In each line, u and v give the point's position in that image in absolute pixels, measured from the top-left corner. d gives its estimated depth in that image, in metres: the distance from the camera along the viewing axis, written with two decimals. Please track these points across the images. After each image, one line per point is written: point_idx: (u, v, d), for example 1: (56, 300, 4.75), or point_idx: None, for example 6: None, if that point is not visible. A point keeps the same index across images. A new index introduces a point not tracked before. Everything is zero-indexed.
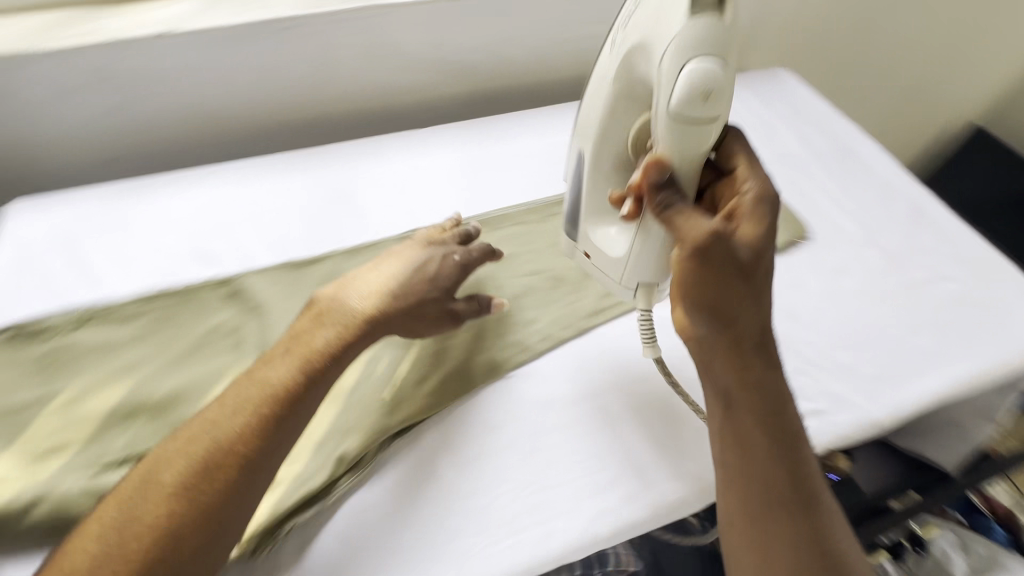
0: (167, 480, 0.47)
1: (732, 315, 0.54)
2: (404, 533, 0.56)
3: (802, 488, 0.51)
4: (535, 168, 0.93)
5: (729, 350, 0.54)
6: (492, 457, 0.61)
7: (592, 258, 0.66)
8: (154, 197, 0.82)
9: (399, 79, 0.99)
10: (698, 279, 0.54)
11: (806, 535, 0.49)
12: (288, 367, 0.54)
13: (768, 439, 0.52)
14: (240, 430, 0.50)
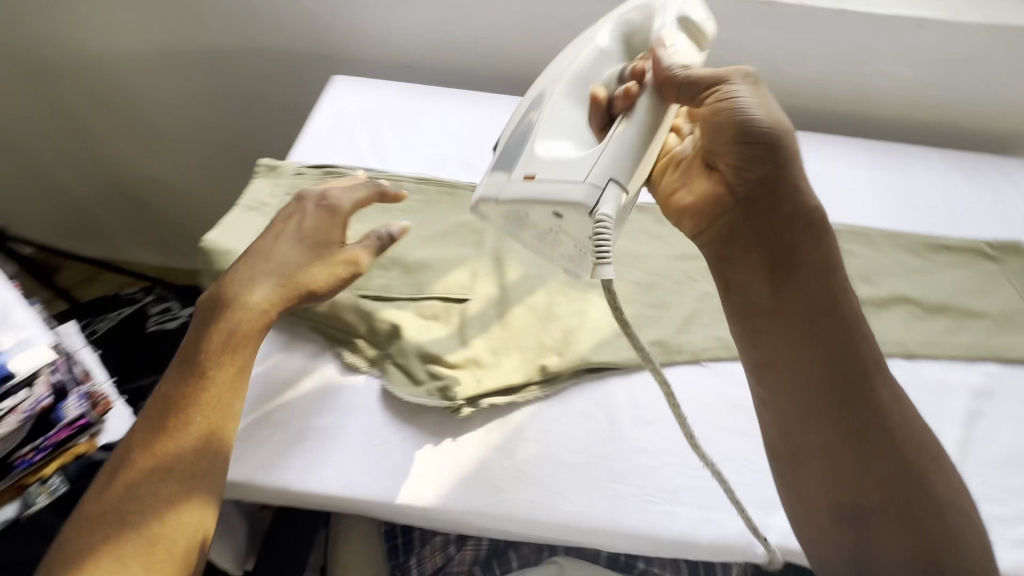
0: (174, 450, 0.49)
1: (759, 180, 0.50)
2: (453, 484, 0.53)
3: (873, 404, 0.48)
4: None
5: (770, 238, 0.51)
6: (537, 429, 0.56)
7: (511, 185, 0.50)
8: (363, 106, 0.84)
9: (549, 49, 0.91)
10: (732, 155, 0.51)
11: (888, 457, 0.47)
12: (235, 300, 0.55)
13: (825, 341, 0.49)
14: (213, 376, 0.52)
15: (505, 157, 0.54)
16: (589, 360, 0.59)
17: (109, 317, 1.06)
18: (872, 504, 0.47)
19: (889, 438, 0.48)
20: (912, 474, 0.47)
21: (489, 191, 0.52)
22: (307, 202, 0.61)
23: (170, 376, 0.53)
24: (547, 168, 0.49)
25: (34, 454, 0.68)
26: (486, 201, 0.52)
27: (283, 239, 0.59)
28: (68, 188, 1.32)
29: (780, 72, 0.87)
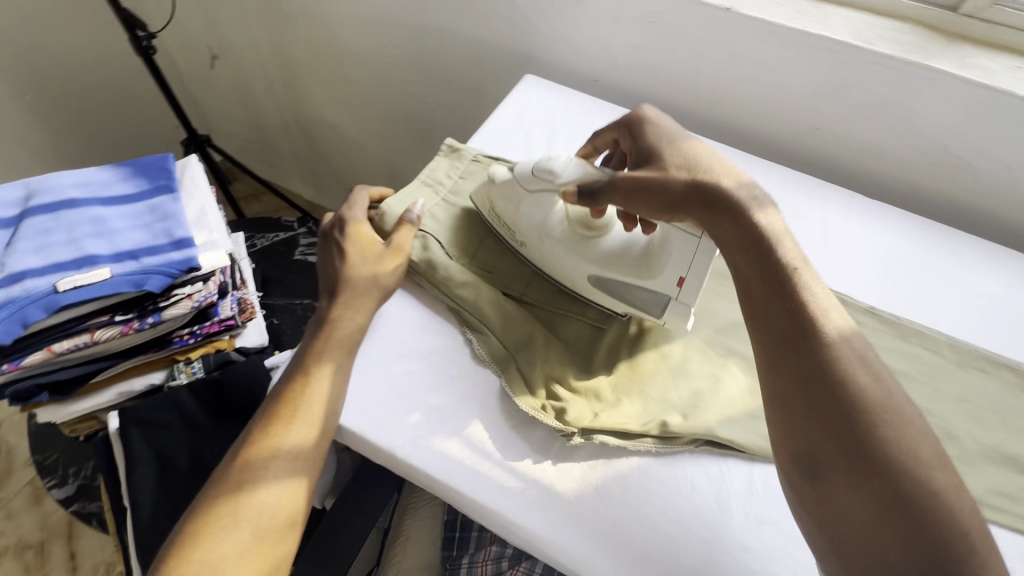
0: (285, 440, 0.52)
1: (690, 187, 0.54)
2: (538, 505, 0.52)
3: (832, 353, 0.44)
4: (857, 236, 0.74)
5: (717, 217, 0.53)
6: (633, 481, 0.53)
7: (683, 289, 0.58)
8: (541, 110, 0.85)
9: (743, 94, 0.84)
10: (676, 194, 0.54)
11: (853, 406, 0.42)
12: (339, 308, 0.59)
13: (776, 295, 0.47)
14: (318, 376, 0.55)
15: (629, 297, 0.61)
16: (713, 433, 0.55)
17: (268, 236, 1.19)
18: (835, 460, 0.41)
19: (854, 390, 0.42)
20: (884, 429, 0.41)
21: (678, 310, 0.59)
22: (332, 231, 0.64)
23: (281, 378, 0.57)
24: (679, 266, 0.58)
25: (189, 337, 0.79)
26: (675, 308, 0.59)
27: (331, 259, 0.63)
28: (265, 116, 1.51)
29: (1015, 181, 0.75)
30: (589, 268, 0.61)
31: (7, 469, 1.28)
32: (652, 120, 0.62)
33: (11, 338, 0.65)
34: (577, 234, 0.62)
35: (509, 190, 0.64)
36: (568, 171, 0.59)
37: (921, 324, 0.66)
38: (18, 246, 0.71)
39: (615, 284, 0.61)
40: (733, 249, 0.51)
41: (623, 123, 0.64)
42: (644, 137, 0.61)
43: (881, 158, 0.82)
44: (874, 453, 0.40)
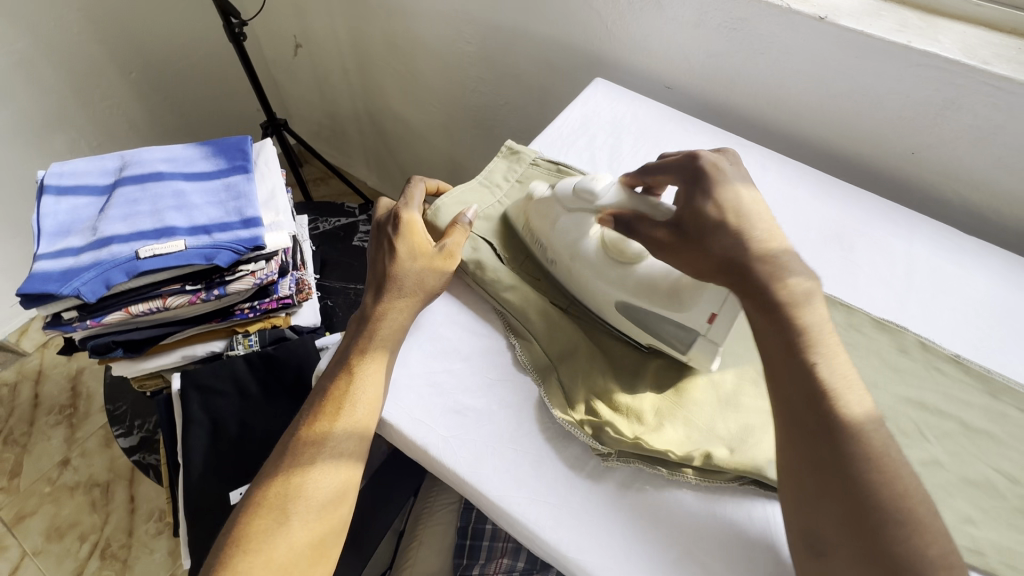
0: (331, 432, 0.52)
1: (724, 267, 0.50)
2: (565, 521, 0.50)
3: (845, 428, 0.43)
4: (946, 275, 0.67)
5: (743, 286, 0.50)
6: (669, 509, 0.51)
7: (714, 326, 0.53)
8: (606, 114, 0.83)
9: (824, 110, 0.79)
10: (705, 266, 0.51)
11: (860, 488, 0.41)
12: (384, 307, 0.58)
13: (790, 366, 0.46)
14: (363, 372, 0.55)
15: (659, 330, 0.56)
16: (760, 472, 0.51)
17: (330, 220, 1.23)
18: (840, 542, 0.41)
19: (864, 471, 0.41)
20: (890, 510, 0.40)
21: (708, 347, 0.54)
22: (385, 226, 0.62)
23: (325, 374, 0.57)
24: (710, 301, 0.53)
25: (249, 311, 0.84)
26: (702, 346, 0.54)
27: (380, 257, 0.61)
28: (338, 104, 1.57)
29: None
30: (617, 294, 0.58)
31: (85, 412, 1.41)
32: (715, 180, 0.53)
33: (95, 297, 0.71)
34: (608, 261, 0.59)
35: (549, 207, 0.63)
36: (608, 197, 0.58)
37: (1011, 378, 0.59)
38: (109, 212, 0.77)
39: (643, 316, 0.57)
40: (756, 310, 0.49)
41: (680, 171, 0.55)
42: (697, 198, 0.53)
43: (982, 191, 0.74)
44: (885, 537, 0.39)
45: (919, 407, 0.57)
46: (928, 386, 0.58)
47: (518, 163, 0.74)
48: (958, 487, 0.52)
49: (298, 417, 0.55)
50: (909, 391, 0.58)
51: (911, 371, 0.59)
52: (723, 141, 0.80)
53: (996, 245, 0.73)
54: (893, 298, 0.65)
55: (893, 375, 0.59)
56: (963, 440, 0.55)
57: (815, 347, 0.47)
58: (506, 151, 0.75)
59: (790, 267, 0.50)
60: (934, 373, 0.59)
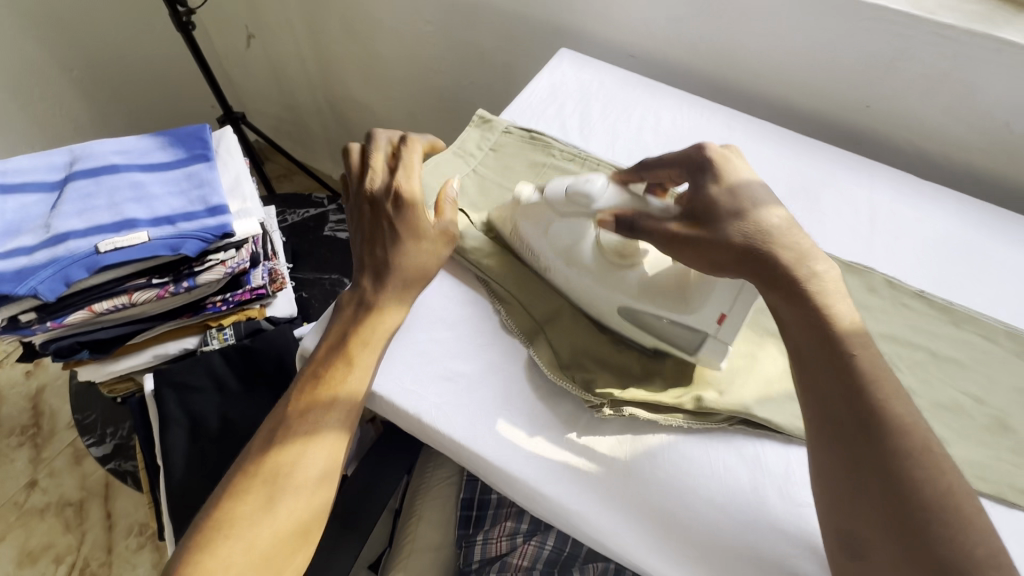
0: (324, 420, 0.51)
1: (738, 254, 0.48)
2: (565, 475, 0.51)
3: (885, 424, 0.41)
4: (908, 218, 0.70)
5: (765, 277, 0.48)
6: (665, 456, 0.52)
7: (723, 327, 0.52)
8: (574, 83, 0.83)
9: (784, 69, 0.81)
10: (722, 257, 0.49)
11: (901, 486, 0.39)
12: (383, 288, 0.56)
13: (822, 362, 0.45)
14: (361, 361, 0.53)
15: (661, 328, 0.55)
16: (749, 412, 0.53)
17: (298, 211, 1.20)
18: (881, 541, 0.39)
19: (906, 467, 0.40)
20: (936, 506, 0.38)
21: (717, 347, 0.53)
22: (382, 199, 0.58)
23: (316, 356, 0.55)
24: (721, 302, 0.52)
25: (222, 304, 0.82)
26: (713, 346, 0.53)
27: (380, 230, 0.58)
28: (297, 95, 1.52)
29: None
30: (618, 299, 0.56)
31: (50, 431, 1.34)
32: (722, 168, 0.52)
33: (54, 296, 0.67)
34: (608, 266, 0.57)
35: (539, 209, 0.59)
36: (606, 198, 0.54)
37: (971, 308, 0.62)
38: (62, 208, 0.73)
39: (645, 317, 0.55)
40: (788, 305, 0.47)
41: (683, 162, 0.54)
42: (706, 188, 0.51)
43: (934, 138, 0.77)
44: (934, 535, 0.37)
45: (891, 340, 0.60)
46: (898, 320, 0.61)
47: (489, 133, 0.74)
48: (930, 410, 0.55)
49: (285, 399, 0.53)
50: (881, 327, 0.60)
51: (882, 308, 0.62)
52: (689, 105, 0.81)
53: (951, 189, 0.77)
54: (860, 243, 0.68)
55: (866, 313, 0.61)
56: (933, 368, 0.58)
57: (850, 340, 0.45)
58: (476, 123, 0.75)
59: (813, 256, 0.48)
60: (903, 308, 0.62)
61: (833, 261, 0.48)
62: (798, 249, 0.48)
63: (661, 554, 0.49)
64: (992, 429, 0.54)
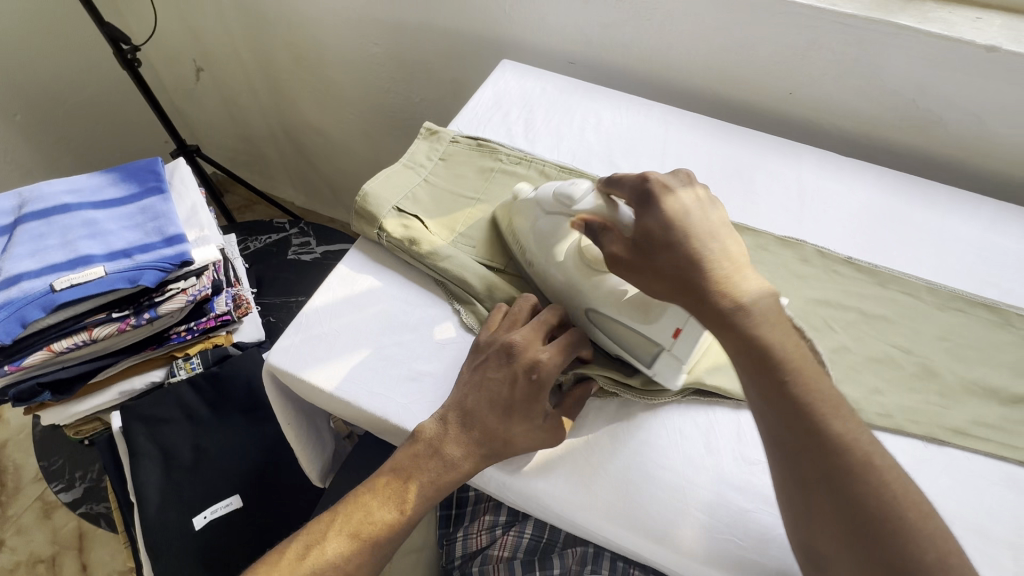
0: (377, 533, 0.51)
1: (672, 284, 0.49)
2: (532, 462, 0.55)
3: (830, 445, 0.43)
4: (833, 191, 0.75)
5: (702, 313, 0.48)
6: (627, 434, 0.56)
7: (678, 342, 0.53)
8: (517, 90, 0.87)
9: (710, 65, 0.86)
10: (658, 286, 0.50)
11: (850, 503, 0.41)
12: (466, 451, 0.52)
13: (765, 389, 0.45)
14: (410, 514, 0.51)
15: (623, 338, 0.57)
16: (700, 382, 0.57)
17: (260, 238, 1.20)
18: (838, 555, 0.42)
19: (851, 485, 0.42)
20: (884, 512, 0.41)
21: (671, 363, 0.54)
22: (517, 361, 0.53)
23: (376, 482, 0.52)
24: (675, 316, 0.53)
25: (186, 333, 0.81)
26: (668, 360, 0.54)
27: (506, 398, 0.52)
28: (252, 124, 1.53)
29: (984, 131, 0.77)
30: (587, 301, 0.58)
31: (15, 487, 1.29)
32: (663, 199, 0.51)
33: (11, 338, 0.66)
34: (584, 266, 0.59)
35: (532, 207, 0.63)
36: (585, 203, 0.58)
37: (894, 268, 0.68)
38: (14, 251, 0.72)
39: (615, 326, 0.57)
40: (725, 336, 0.47)
41: (632, 190, 0.53)
42: (645, 218, 0.51)
43: (850, 117, 0.83)
44: (886, 548, 0.40)
45: (826, 304, 0.64)
46: (830, 286, 0.66)
47: (438, 144, 0.77)
48: (864, 365, 0.60)
49: (329, 517, 0.52)
50: (816, 293, 0.65)
51: (815, 275, 0.67)
52: (627, 104, 0.86)
53: (870, 163, 0.83)
54: (791, 219, 0.73)
55: (800, 281, 0.66)
56: (865, 326, 0.63)
57: (787, 363, 0.45)
58: (425, 135, 0.77)
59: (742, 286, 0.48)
60: (833, 275, 0.67)
61: (766, 283, 0.48)
62: (734, 276, 0.48)
63: (627, 523, 0.52)
64: (920, 375, 0.59)
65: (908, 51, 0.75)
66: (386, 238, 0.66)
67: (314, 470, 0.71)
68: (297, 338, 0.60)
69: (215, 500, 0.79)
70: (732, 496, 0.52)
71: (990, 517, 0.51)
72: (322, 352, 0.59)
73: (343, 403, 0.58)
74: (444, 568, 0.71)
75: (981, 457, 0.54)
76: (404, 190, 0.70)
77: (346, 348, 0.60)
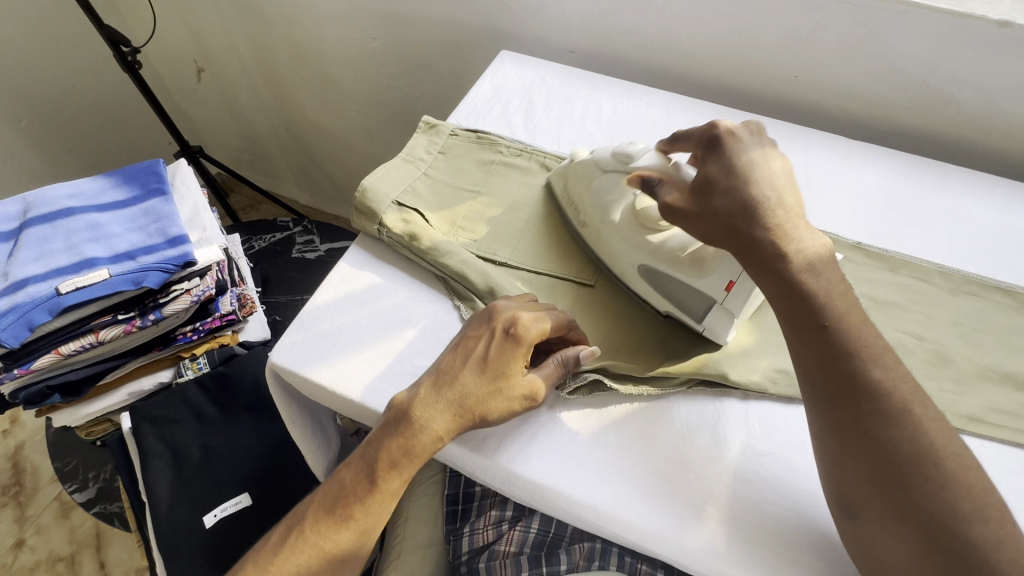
0: (353, 509, 0.50)
1: (724, 228, 0.49)
2: (540, 432, 0.55)
3: (865, 389, 0.43)
4: (840, 176, 0.73)
5: (751, 258, 0.48)
6: (627, 414, 0.56)
7: (732, 294, 0.56)
8: (516, 81, 0.86)
9: (712, 52, 0.85)
10: (710, 229, 0.50)
11: (880, 449, 0.42)
12: (437, 416, 0.50)
13: (811, 329, 0.45)
14: (386, 484, 0.50)
15: (675, 293, 0.59)
16: (703, 372, 0.57)
17: (265, 237, 1.20)
18: (869, 500, 0.42)
19: (881, 431, 0.42)
20: (917, 463, 0.41)
21: (722, 315, 0.57)
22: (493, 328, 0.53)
23: (354, 457, 0.52)
24: (729, 270, 0.55)
25: (192, 333, 0.82)
26: (720, 314, 0.57)
27: (477, 358, 0.52)
28: (254, 124, 1.53)
29: (999, 109, 0.75)
30: (642, 260, 0.60)
31: (33, 487, 1.31)
32: (731, 144, 0.51)
33: (19, 342, 0.67)
34: (638, 226, 0.60)
35: (588, 167, 0.65)
36: (646, 159, 0.58)
37: (903, 252, 0.66)
38: (19, 256, 0.73)
39: (664, 283, 0.59)
40: (768, 281, 0.47)
41: (700, 140, 0.54)
42: (709, 164, 0.51)
43: (857, 99, 0.81)
44: (914, 494, 0.40)
45: None
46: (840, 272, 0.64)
47: (438, 135, 0.76)
48: None
49: (313, 496, 0.52)
50: None
51: None
52: (628, 92, 0.84)
53: (879, 146, 0.81)
54: None
55: None
56: (875, 312, 0.61)
57: (829, 308, 0.45)
58: (426, 128, 0.77)
59: (797, 231, 0.48)
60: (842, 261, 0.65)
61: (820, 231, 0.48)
62: (787, 223, 0.48)
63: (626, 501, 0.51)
64: (932, 361, 0.58)
65: (914, 30, 0.72)
66: (386, 233, 0.65)
67: (320, 467, 0.71)
68: (299, 336, 0.60)
69: (224, 498, 0.79)
70: (741, 488, 0.52)
71: (1008, 506, 0.50)
72: (324, 350, 0.59)
73: (346, 403, 0.58)
74: (452, 564, 0.71)
75: (997, 445, 0.53)
76: (404, 184, 0.69)
77: (347, 346, 0.59)
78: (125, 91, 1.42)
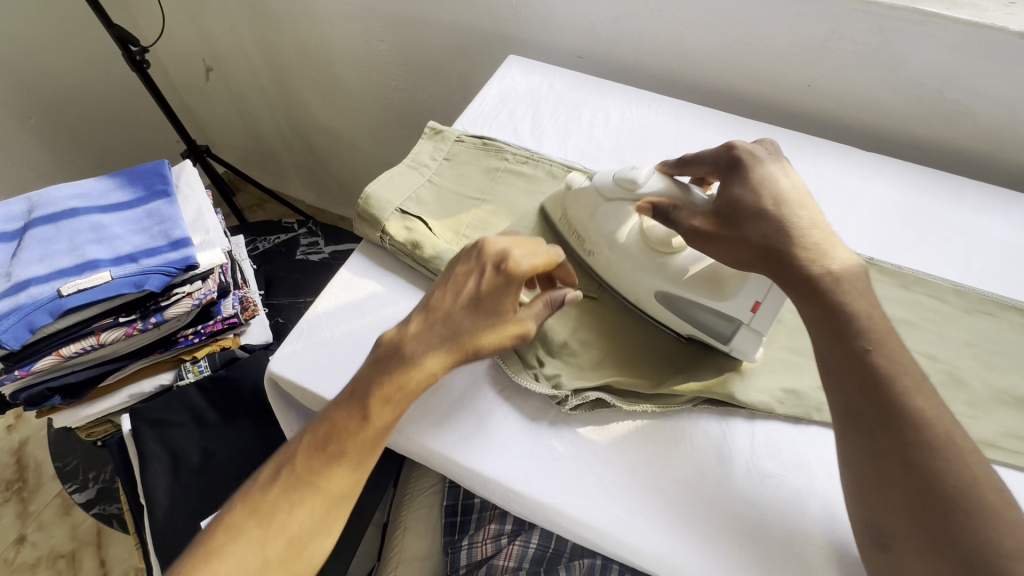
0: (346, 441, 0.48)
1: (758, 251, 0.49)
2: (553, 452, 0.54)
3: (904, 416, 0.42)
4: (852, 189, 0.72)
5: (785, 279, 0.48)
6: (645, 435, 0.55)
7: (757, 315, 0.53)
8: (523, 86, 0.85)
9: (722, 60, 0.84)
10: (744, 254, 0.49)
11: (920, 480, 0.40)
12: (432, 347, 0.51)
13: (847, 350, 0.44)
14: (380, 415, 0.49)
15: (697, 316, 0.56)
16: (710, 390, 0.56)
17: (270, 238, 1.20)
18: (908, 533, 0.40)
19: (923, 461, 0.40)
20: (959, 496, 0.39)
21: (750, 336, 0.55)
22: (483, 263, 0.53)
23: (342, 396, 0.51)
24: (755, 290, 0.53)
25: (194, 336, 0.82)
26: (745, 334, 0.55)
27: (470, 291, 0.52)
28: (262, 124, 1.53)
29: (1017, 122, 0.73)
30: (657, 286, 0.57)
31: (36, 483, 1.31)
32: (750, 167, 0.52)
33: (19, 343, 0.67)
34: (651, 254, 0.57)
35: (587, 194, 0.61)
36: (650, 185, 0.55)
37: (917, 269, 0.65)
38: (22, 256, 0.72)
39: (682, 305, 0.56)
40: (806, 303, 0.47)
41: (717, 163, 0.55)
42: (733, 187, 0.52)
43: (871, 109, 0.80)
44: (954, 528, 0.38)
45: None
46: None
47: (444, 141, 0.75)
48: None
49: (299, 437, 0.49)
50: None
51: None
52: (636, 100, 0.83)
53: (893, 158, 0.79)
54: None
55: None
56: None
57: (869, 333, 0.45)
58: (432, 133, 0.76)
59: (830, 253, 0.48)
60: None
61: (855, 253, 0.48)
62: (823, 243, 0.48)
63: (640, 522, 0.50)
64: (946, 383, 0.56)
65: (930, 41, 0.71)
66: (389, 241, 0.64)
67: None
68: (298, 345, 0.59)
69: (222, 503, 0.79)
70: (747, 511, 0.50)
71: None
72: (324, 359, 0.58)
73: None
74: None
75: (1013, 472, 0.51)
76: (408, 192, 0.69)
77: (347, 355, 0.59)
78: (134, 90, 1.43)
